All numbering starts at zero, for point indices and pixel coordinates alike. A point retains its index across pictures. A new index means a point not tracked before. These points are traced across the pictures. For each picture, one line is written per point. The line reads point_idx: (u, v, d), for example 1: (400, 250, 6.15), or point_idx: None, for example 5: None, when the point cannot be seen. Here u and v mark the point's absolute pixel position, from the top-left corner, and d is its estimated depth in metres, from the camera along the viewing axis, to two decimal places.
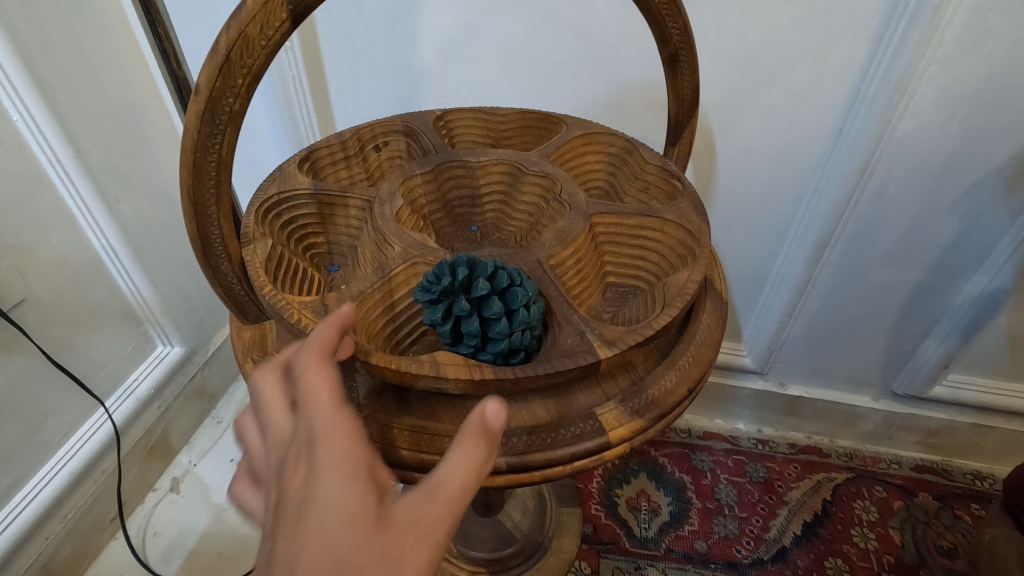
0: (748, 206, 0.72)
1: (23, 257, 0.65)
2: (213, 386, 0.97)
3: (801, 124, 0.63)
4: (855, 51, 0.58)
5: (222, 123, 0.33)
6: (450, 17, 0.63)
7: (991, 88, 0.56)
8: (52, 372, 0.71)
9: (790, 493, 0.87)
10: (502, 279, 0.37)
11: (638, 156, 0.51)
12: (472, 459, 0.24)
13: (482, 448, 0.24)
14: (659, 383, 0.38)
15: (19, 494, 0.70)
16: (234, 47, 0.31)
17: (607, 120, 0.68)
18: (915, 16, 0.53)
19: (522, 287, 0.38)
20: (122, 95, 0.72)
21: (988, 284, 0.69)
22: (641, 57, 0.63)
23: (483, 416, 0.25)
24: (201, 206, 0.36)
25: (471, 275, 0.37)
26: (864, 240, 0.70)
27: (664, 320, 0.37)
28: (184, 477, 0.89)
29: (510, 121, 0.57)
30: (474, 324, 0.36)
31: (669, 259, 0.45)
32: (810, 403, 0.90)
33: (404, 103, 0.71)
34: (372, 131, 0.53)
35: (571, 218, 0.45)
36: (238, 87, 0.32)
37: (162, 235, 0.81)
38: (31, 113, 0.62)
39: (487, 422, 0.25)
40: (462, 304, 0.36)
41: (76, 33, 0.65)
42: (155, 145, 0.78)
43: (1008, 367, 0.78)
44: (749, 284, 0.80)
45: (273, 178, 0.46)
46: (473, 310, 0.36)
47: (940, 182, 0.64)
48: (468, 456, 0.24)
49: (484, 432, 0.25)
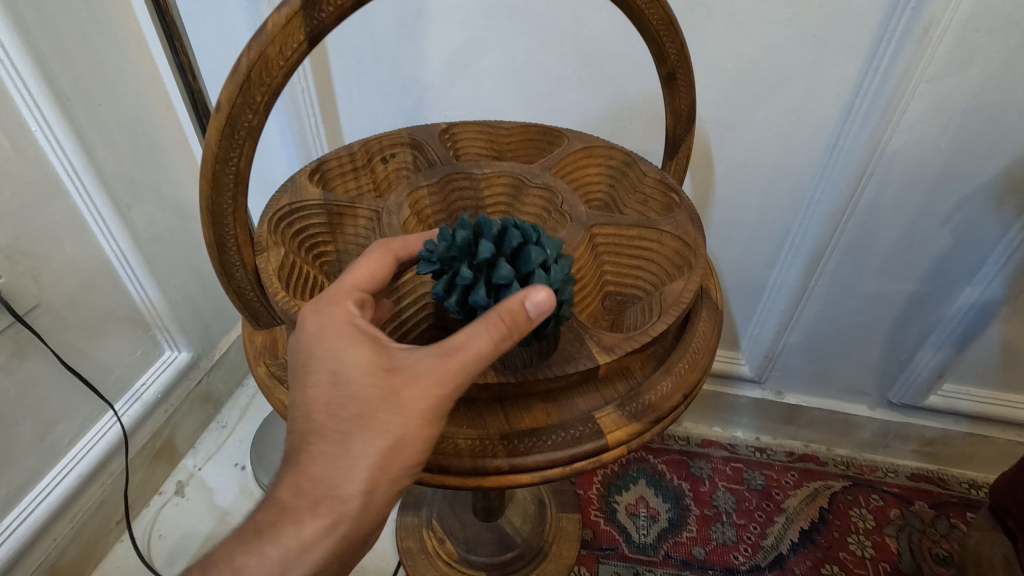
0: (745, 217, 0.73)
1: (38, 263, 0.66)
2: (218, 391, 0.98)
3: (796, 138, 0.65)
4: (848, 69, 0.60)
5: (241, 138, 0.35)
6: (456, 33, 0.65)
7: (980, 105, 0.58)
8: (64, 375, 0.73)
9: (787, 501, 0.88)
10: (514, 247, 0.38)
11: (637, 169, 0.53)
12: (505, 333, 0.32)
13: (517, 329, 0.32)
14: (656, 388, 0.39)
15: (29, 495, 0.71)
16: (255, 65, 0.33)
17: (607, 134, 0.70)
18: (905, 35, 0.55)
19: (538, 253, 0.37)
20: (135, 106, 0.74)
21: (980, 295, 0.70)
22: (640, 72, 0.65)
23: (525, 305, 0.32)
24: (219, 214, 0.38)
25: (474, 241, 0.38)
26: (858, 252, 0.72)
27: (661, 327, 0.39)
28: (189, 481, 0.91)
29: (513, 135, 0.58)
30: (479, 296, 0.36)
31: (666, 269, 0.46)
32: (808, 411, 0.91)
33: (410, 116, 0.73)
34: (380, 143, 0.55)
35: (573, 228, 0.47)
36: (256, 103, 0.34)
37: (171, 242, 0.83)
38: (50, 123, 0.64)
39: (526, 310, 0.32)
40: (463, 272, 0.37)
41: (93, 47, 0.67)
42: (167, 154, 0.80)
43: (1002, 378, 0.79)
44: (746, 294, 0.82)
45: (285, 189, 0.48)
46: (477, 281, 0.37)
47: (932, 196, 0.65)
48: (497, 332, 0.32)
49: (523, 316, 0.32)
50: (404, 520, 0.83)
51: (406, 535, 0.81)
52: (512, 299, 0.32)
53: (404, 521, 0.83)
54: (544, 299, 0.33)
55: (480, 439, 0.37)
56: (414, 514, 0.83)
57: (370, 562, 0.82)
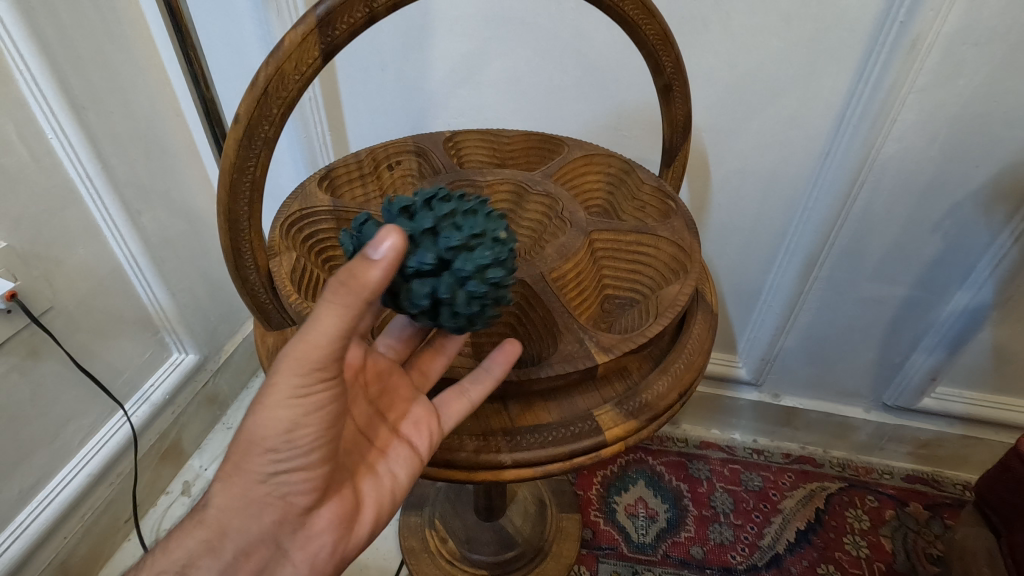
0: (741, 222, 0.75)
1: (52, 266, 0.68)
2: (224, 393, 1.00)
3: (791, 146, 0.67)
4: (840, 80, 0.62)
5: (258, 147, 0.37)
6: (460, 44, 0.67)
7: (968, 115, 0.60)
8: (75, 375, 0.74)
9: (784, 501, 0.89)
10: (397, 209, 0.36)
11: (635, 176, 0.55)
12: (348, 297, 0.30)
13: (358, 286, 0.29)
14: (653, 387, 0.41)
15: (41, 494, 0.73)
16: (272, 80, 0.35)
17: (607, 141, 0.72)
18: (894, 47, 0.57)
19: (425, 211, 0.35)
20: (146, 114, 0.76)
21: (971, 300, 0.72)
22: (638, 82, 0.67)
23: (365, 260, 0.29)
24: (235, 220, 0.40)
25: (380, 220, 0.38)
26: (852, 257, 0.73)
27: (657, 328, 0.40)
28: (195, 481, 0.92)
29: (515, 143, 0.60)
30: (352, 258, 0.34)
31: (663, 274, 0.48)
32: (804, 413, 0.93)
33: (414, 123, 0.75)
34: (386, 151, 0.57)
35: (573, 234, 0.49)
36: (272, 115, 0.36)
37: (179, 246, 0.85)
38: (65, 130, 0.66)
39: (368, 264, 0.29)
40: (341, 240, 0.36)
41: (107, 57, 0.69)
42: (177, 160, 0.82)
43: (994, 381, 0.81)
44: (743, 298, 0.83)
45: (295, 196, 0.50)
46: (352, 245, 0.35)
47: (924, 203, 0.67)
48: (338, 300, 0.30)
49: (362, 269, 0.29)
50: (407, 519, 0.84)
51: (408, 534, 0.83)
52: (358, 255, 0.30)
53: (407, 521, 0.84)
54: (388, 244, 0.29)
55: (485, 435, 0.39)
56: (417, 514, 0.85)
57: (373, 561, 0.83)
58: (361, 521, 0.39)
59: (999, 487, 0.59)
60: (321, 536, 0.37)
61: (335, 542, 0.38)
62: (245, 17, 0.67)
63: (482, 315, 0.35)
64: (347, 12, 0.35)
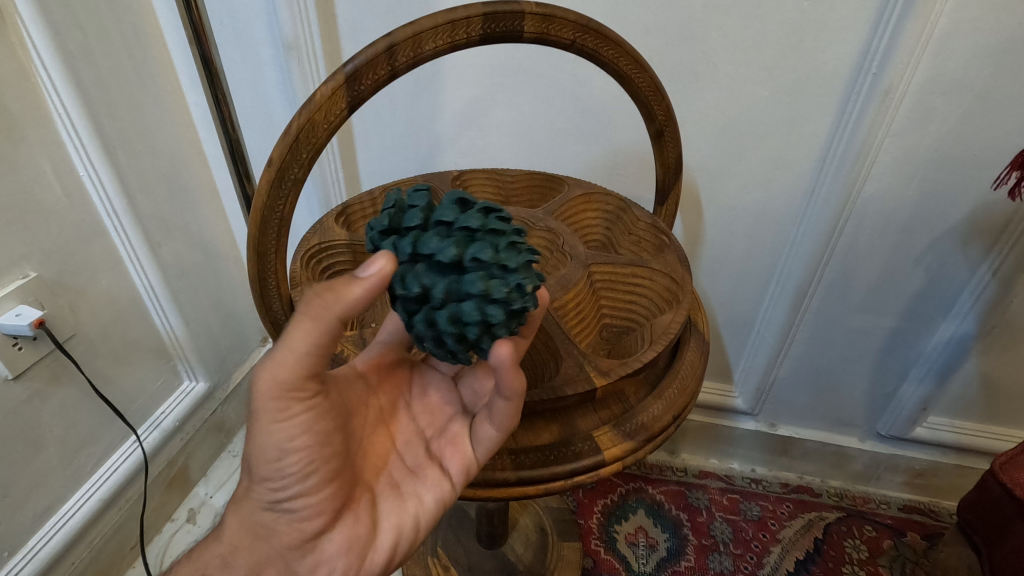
0: (734, 255, 0.79)
1: (76, 296, 0.71)
2: (231, 420, 1.02)
3: (778, 185, 0.71)
4: (819, 126, 0.66)
5: (287, 188, 0.43)
6: (467, 90, 0.72)
7: (939, 159, 0.64)
8: (91, 401, 0.76)
9: (783, 531, 0.90)
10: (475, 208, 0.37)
11: (631, 214, 0.59)
12: (321, 307, 0.32)
13: (334, 297, 0.32)
14: (647, 410, 0.44)
15: (52, 518, 0.74)
16: (303, 127, 0.41)
17: (602, 179, 0.77)
18: (870, 96, 0.61)
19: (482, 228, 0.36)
20: (171, 153, 0.80)
21: (955, 331, 0.75)
22: (632, 125, 0.71)
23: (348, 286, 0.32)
24: (263, 252, 0.44)
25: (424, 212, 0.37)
26: (840, 289, 0.77)
27: (651, 354, 0.43)
28: (200, 508, 0.94)
29: (518, 181, 0.65)
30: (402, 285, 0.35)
31: (656, 305, 0.51)
32: (800, 442, 0.94)
33: (422, 162, 0.79)
34: (398, 189, 0.61)
35: (573, 267, 0.52)
36: (302, 159, 0.42)
37: (194, 278, 0.88)
38: (96, 169, 0.70)
39: (355, 278, 0.32)
40: (405, 244, 0.35)
41: (137, 100, 0.74)
42: (195, 196, 0.86)
43: (984, 411, 0.83)
44: (736, 329, 0.86)
45: (313, 230, 0.54)
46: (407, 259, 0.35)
47: (905, 238, 0.71)
48: (309, 304, 0.32)
49: (345, 284, 0.32)
50: None
51: (411, 562, 0.83)
52: (342, 283, 0.32)
53: None
54: (375, 265, 0.32)
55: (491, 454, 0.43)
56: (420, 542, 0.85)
57: None
58: (376, 546, 0.42)
59: (998, 515, 0.60)
60: (332, 560, 0.40)
61: (346, 565, 0.41)
62: (268, 64, 0.72)
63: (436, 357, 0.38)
64: (372, 70, 0.41)
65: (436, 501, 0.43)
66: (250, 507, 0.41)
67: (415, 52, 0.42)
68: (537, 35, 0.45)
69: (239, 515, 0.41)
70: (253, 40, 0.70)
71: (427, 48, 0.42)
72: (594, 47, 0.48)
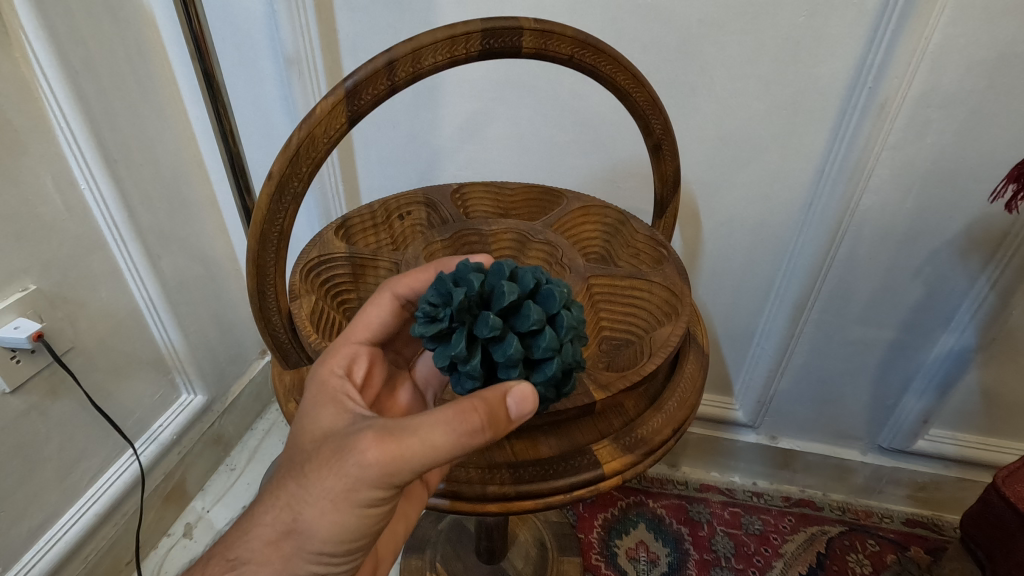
0: (733, 267, 0.79)
1: (75, 308, 0.71)
2: (229, 434, 1.01)
3: (776, 198, 0.72)
4: (816, 139, 0.67)
5: (287, 202, 0.43)
6: (466, 105, 0.73)
7: (936, 173, 0.65)
8: (88, 414, 0.76)
9: (785, 546, 0.89)
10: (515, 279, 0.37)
11: (630, 226, 0.59)
12: (476, 436, 0.33)
13: (494, 430, 0.34)
14: (647, 424, 0.44)
15: (47, 534, 0.73)
16: (303, 142, 0.41)
17: (601, 192, 0.77)
18: (865, 110, 0.62)
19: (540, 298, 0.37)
20: (171, 166, 0.80)
21: (955, 343, 0.75)
22: (631, 138, 0.72)
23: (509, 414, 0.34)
24: (262, 266, 0.45)
25: (522, 297, 0.36)
26: (839, 302, 0.77)
27: (650, 367, 0.43)
28: (197, 523, 0.93)
29: (517, 195, 0.65)
30: (542, 378, 0.36)
31: (655, 317, 0.51)
32: (802, 455, 0.94)
33: (422, 175, 0.79)
34: (398, 202, 0.61)
35: (571, 280, 0.52)
36: (302, 172, 0.42)
37: (194, 290, 0.88)
38: (97, 182, 0.70)
39: (513, 411, 0.34)
40: (552, 339, 0.35)
41: (138, 114, 0.74)
42: (196, 209, 0.86)
43: (986, 424, 0.83)
44: (736, 342, 0.86)
45: (313, 243, 0.54)
46: (549, 355, 0.35)
47: (903, 251, 0.71)
48: (464, 425, 0.33)
49: (504, 418, 0.34)
50: (408, 562, 0.83)
51: None
52: (504, 415, 0.34)
53: (408, 564, 0.83)
54: (531, 398, 0.34)
55: (490, 468, 0.42)
56: (418, 557, 0.84)
57: None
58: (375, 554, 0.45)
59: (1003, 530, 0.60)
60: None
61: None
62: (269, 79, 0.73)
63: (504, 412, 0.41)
64: (372, 85, 0.42)
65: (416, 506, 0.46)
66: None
67: (414, 68, 0.42)
68: (535, 51, 0.46)
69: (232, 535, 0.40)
70: (255, 55, 0.71)
71: (426, 63, 0.43)
72: (592, 62, 0.48)
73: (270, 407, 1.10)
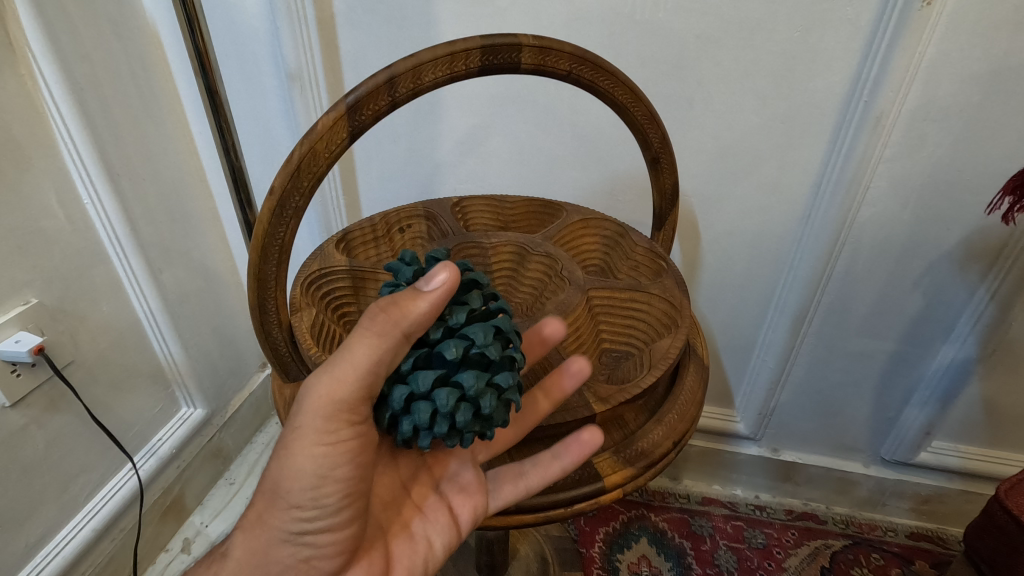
0: (732, 280, 0.79)
1: (76, 322, 0.72)
2: (228, 448, 1.01)
3: (775, 211, 0.72)
4: (813, 153, 0.67)
5: (288, 216, 0.43)
6: (467, 119, 0.73)
7: (932, 184, 0.65)
8: (88, 428, 0.76)
9: (788, 560, 0.89)
10: None
11: (630, 239, 0.59)
12: (382, 322, 0.33)
13: (399, 313, 0.33)
14: (648, 436, 0.43)
15: (44, 550, 0.73)
16: (305, 157, 0.42)
17: (601, 205, 0.77)
18: (861, 123, 0.62)
19: None
20: (174, 182, 0.81)
21: (955, 355, 0.75)
22: (630, 151, 0.72)
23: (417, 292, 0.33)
24: (264, 280, 0.45)
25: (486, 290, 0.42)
26: (838, 314, 0.77)
27: (650, 379, 0.43)
28: (196, 538, 0.92)
29: (517, 208, 0.65)
30: (498, 322, 0.36)
31: (656, 329, 0.51)
32: (804, 468, 0.93)
33: (423, 188, 0.80)
34: (398, 216, 0.61)
35: (571, 292, 0.52)
36: (303, 188, 0.43)
37: (194, 303, 0.88)
38: (100, 196, 0.71)
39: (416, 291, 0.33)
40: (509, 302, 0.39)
41: (143, 129, 0.75)
42: (197, 223, 0.87)
43: (989, 436, 0.82)
44: (737, 354, 0.86)
45: (314, 256, 0.54)
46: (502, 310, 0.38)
47: (902, 263, 0.71)
48: (369, 322, 0.33)
49: (408, 300, 0.33)
50: None
51: None
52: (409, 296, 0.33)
53: None
54: (438, 277, 0.33)
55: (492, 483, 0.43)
56: None
57: None
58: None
59: (1009, 545, 0.59)
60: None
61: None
62: (272, 94, 0.73)
63: (418, 404, 0.34)
64: (372, 100, 0.42)
65: (444, 546, 0.45)
66: (247, 541, 0.39)
67: (415, 83, 0.43)
68: (535, 67, 0.46)
69: (234, 548, 0.39)
70: (257, 71, 0.72)
71: (427, 79, 0.43)
72: (590, 77, 0.49)
73: (270, 421, 1.09)
